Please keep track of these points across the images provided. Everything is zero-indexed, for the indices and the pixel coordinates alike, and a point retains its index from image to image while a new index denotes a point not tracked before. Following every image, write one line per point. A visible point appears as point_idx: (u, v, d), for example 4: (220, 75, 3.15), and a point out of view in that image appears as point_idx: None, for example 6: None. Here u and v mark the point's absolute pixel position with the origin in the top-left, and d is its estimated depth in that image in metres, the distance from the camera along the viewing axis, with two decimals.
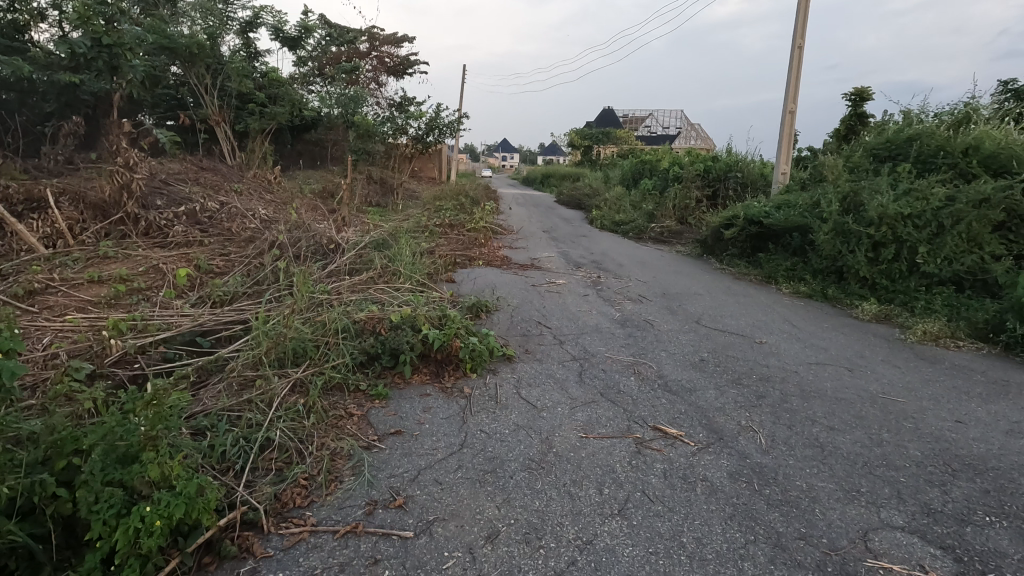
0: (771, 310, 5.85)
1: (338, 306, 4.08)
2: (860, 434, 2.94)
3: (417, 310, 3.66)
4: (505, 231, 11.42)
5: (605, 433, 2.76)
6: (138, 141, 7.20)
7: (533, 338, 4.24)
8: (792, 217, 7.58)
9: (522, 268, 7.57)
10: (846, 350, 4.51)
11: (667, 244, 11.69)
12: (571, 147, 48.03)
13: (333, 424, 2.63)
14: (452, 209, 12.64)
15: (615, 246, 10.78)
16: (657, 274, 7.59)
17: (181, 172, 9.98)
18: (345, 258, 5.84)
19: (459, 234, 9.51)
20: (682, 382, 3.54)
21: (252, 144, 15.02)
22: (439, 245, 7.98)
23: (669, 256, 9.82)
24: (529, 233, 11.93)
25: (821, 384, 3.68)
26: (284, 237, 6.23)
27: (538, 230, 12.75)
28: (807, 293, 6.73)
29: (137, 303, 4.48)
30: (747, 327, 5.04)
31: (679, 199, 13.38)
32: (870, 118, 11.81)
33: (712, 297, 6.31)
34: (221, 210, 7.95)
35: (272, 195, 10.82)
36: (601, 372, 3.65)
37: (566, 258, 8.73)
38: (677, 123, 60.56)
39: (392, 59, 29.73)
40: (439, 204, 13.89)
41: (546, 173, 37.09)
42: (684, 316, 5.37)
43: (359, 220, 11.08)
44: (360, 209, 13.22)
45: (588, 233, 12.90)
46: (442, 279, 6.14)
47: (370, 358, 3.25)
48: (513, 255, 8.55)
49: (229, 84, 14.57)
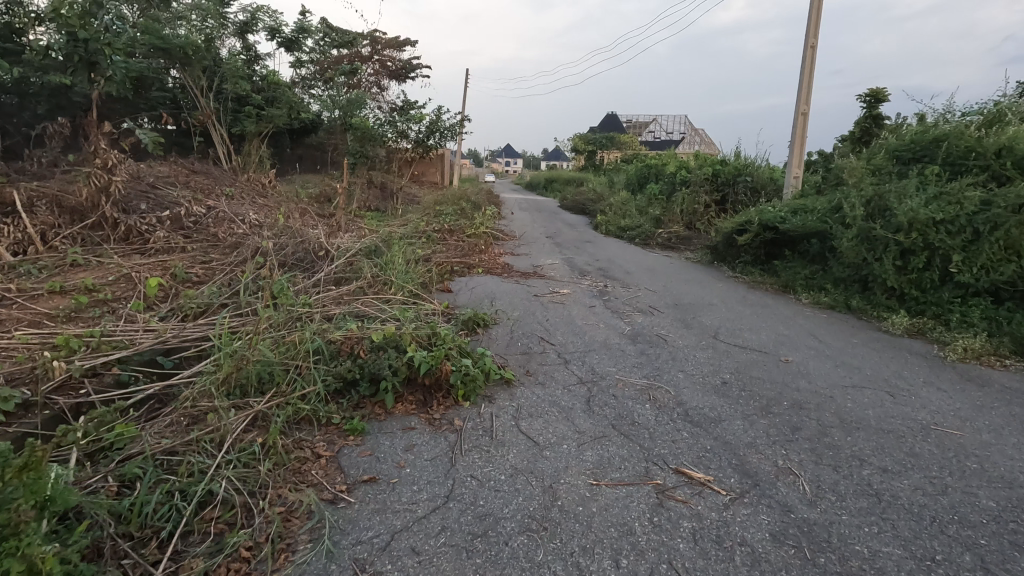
0: (793, 322, 5.40)
1: (318, 322, 3.66)
2: (920, 478, 2.49)
3: (403, 328, 3.23)
4: (507, 236, 11.00)
5: (620, 479, 2.33)
6: (119, 142, 6.81)
7: (535, 357, 3.82)
8: (811, 222, 7.13)
9: (524, 276, 7.16)
10: (883, 370, 4.06)
11: (675, 250, 11.28)
12: (574, 151, 47.72)
13: (294, 470, 2.21)
14: (453, 214, 12.24)
15: (622, 252, 10.37)
16: (667, 283, 7.16)
17: (170, 176, 9.60)
18: (333, 267, 5.43)
19: (459, 240, 9.11)
20: (704, 411, 3.10)
21: (249, 148, 14.69)
22: (436, 252, 7.58)
23: (677, 263, 9.40)
24: (531, 239, 11.54)
25: (863, 412, 3.23)
26: (269, 244, 5.83)
27: (541, 235, 12.37)
28: (828, 304, 6.29)
29: (100, 317, 4.07)
30: (769, 342, 4.60)
31: (686, 204, 12.96)
32: (886, 120, 11.38)
33: (727, 308, 5.87)
34: (207, 215, 7.57)
35: (265, 199, 10.45)
36: (612, 399, 3.21)
37: (570, 264, 8.32)
38: (681, 128, 60.24)
39: (395, 63, 29.61)
40: (440, 209, 13.48)
41: (549, 178, 36.79)
42: (700, 330, 4.93)
43: (356, 226, 10.68)
44: (358, 214, 12.86)
45: (592, 239, 12.46)
46: (438, 288, 5.73)
47: (346, 385, 2.82)
48: (515, 262, 8.12)
49: (226, 86, 14.26)
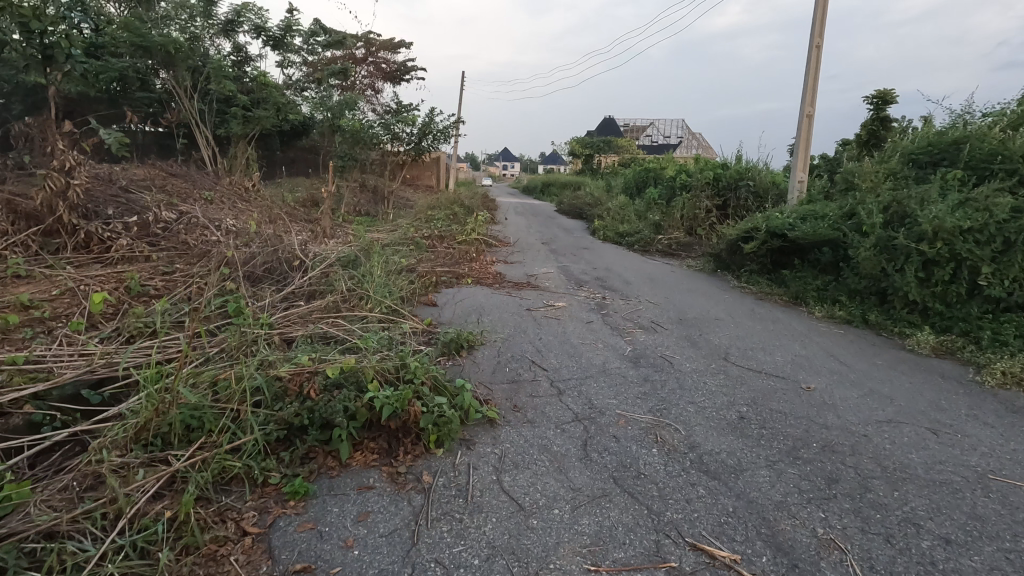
0: (809, 340, 4.94)
1: (273, 350, 3.18)
2: (993, 554, 2.02)
3: (367, 359, 2.75)
4: (500, 243, 10.55)
5: (624, 563, 1.86)
6: (81, 143, 6.33)
7: (524, 386, 3.35)
8: (822, 229, 6.68)
9: (516, 286, 6.71)
10: (917, 399, 3.60)
11: (676, 257, 10.85)
12: (571, 155, 47.35)
13: (207, 559, 1.74)
14: (444, 219, 11.77)
15: (620, 259, 9.93)
16: (669, 294, 6.71)
17: (145, 179, 9.13)
18: (305, 280, 4.96)
19: (449, 247, 8.64)
20: (721, 458, 2.64)
21: (235, 150, 14.23)
22: (423, 261, 7.12)
23: (679, 271, 8.96)
24: (526, 245, 11.10)
25: (905, 457, 2.77)
26: (238, 253, 5.35)
27: (536, 241, 11.94)
28: (844, 319, 5.83)
29: (30, 339, 3.58)
30: (785, 365, 4.13)
31: (686, 209, 12.51)
32: (894, 122, 10.98)
33: (736, 323, 5.42)
34: (178, 221, 7.11)
35: (247, 204, 9.98)
36: (612, 442, 2.74)
37: (565, 273, 7.88)
38: (678, 132, 59.99)
39: (389, 66, 29.22)
40: (432, 213, 13.00)
41: (546, 182, 36.39)
42: (708, 350, 4.47)
43: (342, 232, 10.21)
44: (347, 219, 12.41)
45: (589, 245, 12.00)
46: (421, 302, 5.26)
47: (292, 433, 2.33)
48: (507, 272, 7.65)
49: (210, 86, 13.80)
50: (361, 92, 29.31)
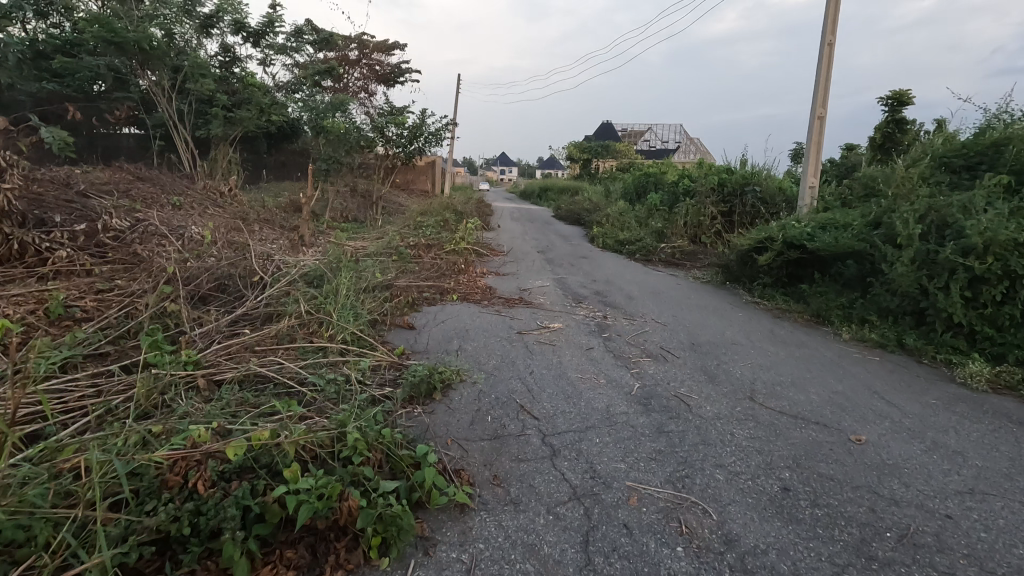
0: (843, 370, 4.28)
1: (186, 411, 2.49)
2: None
3: (293, 425, 2.05)
4: (492, 252, 9.86)
5: None
6: (18, 142, 5.64)
7: (510, 445, 2.66)
8: (846, 240, 6.03)
9: (507, 303, 6.04)
10: (995, 455, 2.92)
11: (680, 267, 10.22)
12: (569, 160, 46.80)
13: None
14: (433, 226, 11.10)
15: (621, 270, 9.29)
16: (676, 312, 6.05)
17: (108, 183, 8.45)
18: (258, 303, 4.28)
19: (436, 257, 7.96)
20: (770, 559, 1.96)
21: (216, 153, 13.57)
22: (404, 275, 6.46)
23: (684, 283, 8.31)
24: (520, 254, 10.45)
25: (1011, 552, 2.09)
26: (185, 269, 4.65)
27: (531, 249, 11.28)
28: (876, 342, 5.17)
29: None
30: (824, 407, 3.46)
31: (689, 215, 11.88)
32: (910, 124, 10.36)
33: (756, 349, 4.75)
34: (133, 229, 6.43)
35: (220, 209, 9.30)
36: (622, 534, 2.06)
37: (562, 287, 7.23)
38: (676, 137, 59.61)
39: (383, 68, 28.72)
40: (421, 220, 12.34)
41: (543, 187, 35.86)
42: (730, 385, 3.80)
43: (322, 241, 9.53)
44: (331, 225, 11.75)
45: (587, 253, 11.34)
46: (396, 324, 4.58)
47: (169, 546, 1.63)
48: (498, 285, 6.97)
49: (189, 85, 13.14)
50: (355, 95, 28.72)
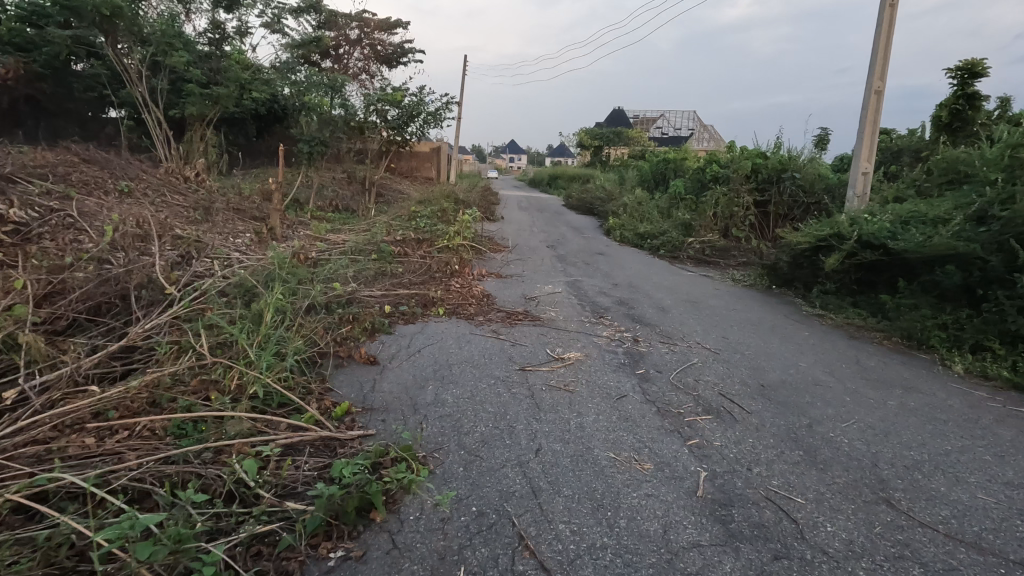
0: (991, 434, 2.96)
1: None
2: None
3: None
4: (494, 248, 8.53)
5: None
6: None
7: None
8: (947, 240, 4.66)
9: (507, 317, 4.74)
10: None
11: (711, 266, 8.88)
12: (580, 147, 45.16)
13: None
14: (428, 217, 9.78)
15: (646, 269, 7.96)
16: (726, 332, 4.71)
17: (43, 165, 7.18)
18: (147, 331, 2.98)
19: (426, 256, 6.64)
20: None
21: (192, 135, 12.29)
22: (379, 283, 5.19)
23: (723, 287, 6.98)
24: (528, 249, 9.15)
25: None
26: (58, 278, 3.34)
27: (540, 244, 9.99)
28: (1006, 381, 3.83)
29: None
30: (1010, 522, 2.16)
31: (720, 205, 10.48)
32: (984, 100, 8.86)
33: (852, 395, 3.42)
34: (42, 221, 5.16)
35: (178, 199, 8.03)
36: None
37: (578, 293, 5.92)
38: (690, 124, 57.71)
39: (385, 48, 27.23)
40: (417, 210, 11.06)
41: (553, 174, 34.37)
42: (843, 470, 2.49)
43: (298, 235, 8.26)
44: (316, 216, 10.52)
45: (604, 248, 9.99)
46: (351, 359, 3.30)
47: None
48: (498, 292, 5.64)
49: (160, 59, 11.84)
50: (355, 76, 27.32)
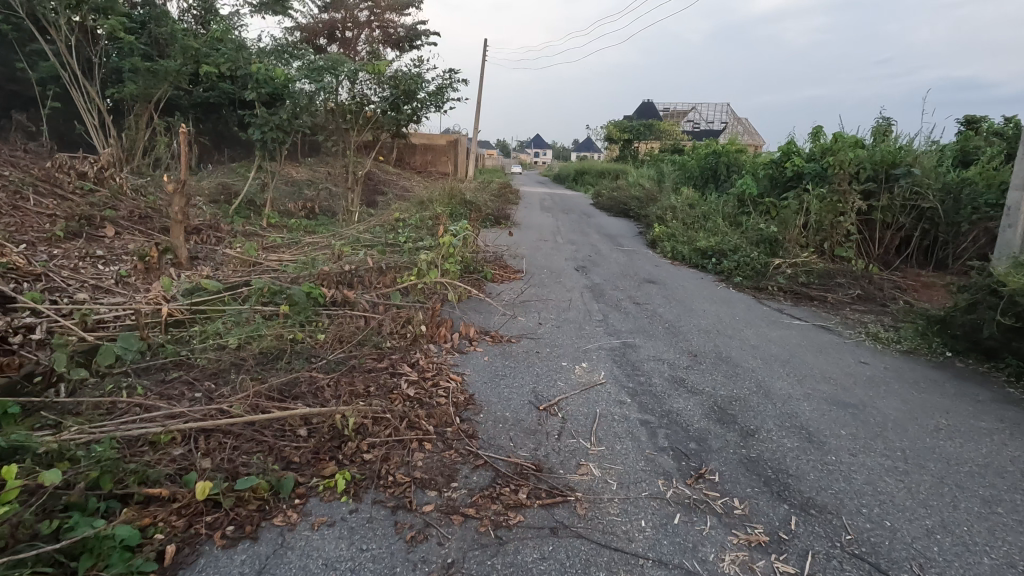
0: None
1: None
2: None
3: None
4: (500, 276, 5.92)
5: None
6: None
7: None
8: None
9: (490, 489, 2.12)
10: None
11: (815, 303, 6.17)
12: (607, 141, 42.25)
13: None
14: (413, 228, 7.25)
15: (727, 312, 5.29)
16: (1004, 539, 2.05)
17: None
18: None
19: (380, 301, 4.06)
20: None
21: (137, 121, 9.96)
22: (249, 394, 2.63)
23: (867, 353, 4.29)
24: (552, 275, 6.56)
25: None
26: None
27: (566, 264, 7.37)
28: None
29: None
30: None
31: (815, 213, 7.66)
32: None
33: None
34: None
35: (47, 206, 5.61)
36: None
37: (635, 385, 3.29)
38: (724, 117, 54.32)
39: (398, 30, 24.75)
40: (405, 215, 8.56)
41: (580, 170, 31.55)
42: None
43: (221, 257, 5.80)
44: (278, 228, 8.16)
45: (652, 270, 7.28)
46: None
47: None
48: (489, 392, 3.02)
49: (93, 25, 9.48)
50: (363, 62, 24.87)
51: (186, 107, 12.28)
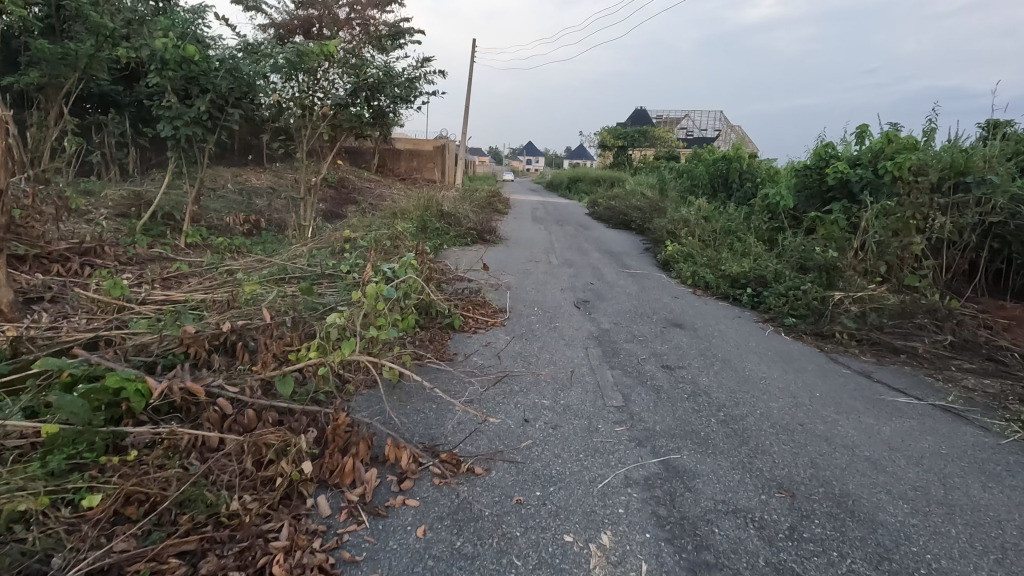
0: None
1: None
2: None
3: None
4: (469, 328, 4.26)
5: None
6: None
7: None
8: None
9: None
10: None
11: (898, 357, 4.58)
12: (600, 148, 40.90)
13: None
14: (363, 252, 5.56)
15: (798, 383, 3.65)
16: None
17: None
18: None
19: (249, 403, 2.37)
20: None
21: (40, 116, 8.20)
22: None
23: None
24: (544, 316, 4.90)
25: None
26: None
27: (563, 298, 5.73)
28: None
29: None
30: None
31: (877, 232, 6.06)
32: None
33: None
34: None
35: None
36: None
37: None
38: (719, 124, 53.21)
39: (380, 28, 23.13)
40: (361, 232, 6.92)
41: (572, 177, 30.07)
42: None
43: (77, 301, 4.10)
44: (199, 251, 6.49)
45: (673, 307, 5.65)
46: None
47: None
48: None
49: None
50: None
51: (118, 102, 10.51)
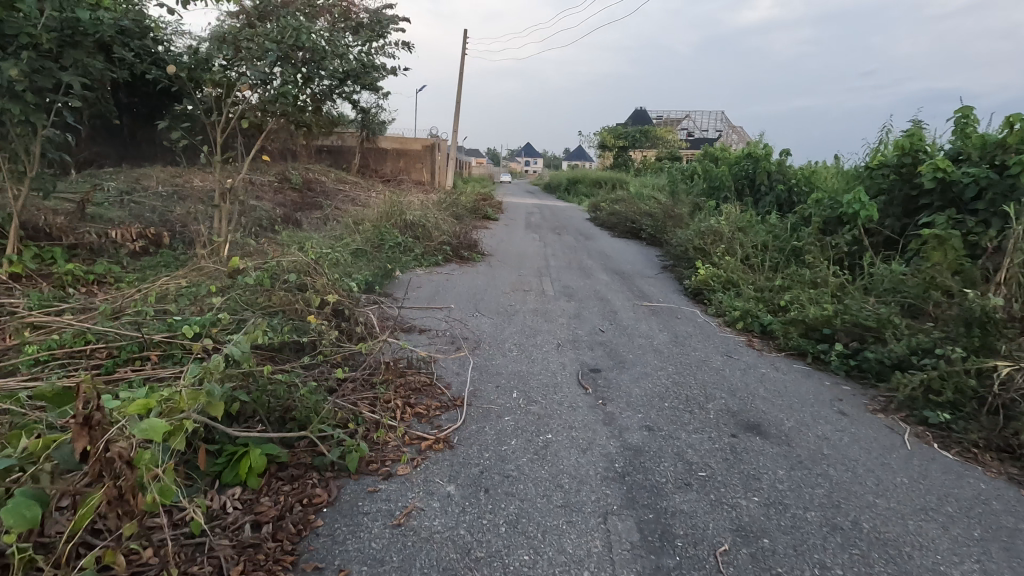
0: None
1: None
2: None
3: None
4: (379, 470, 2.24)
5: None
6: None
7: None
8: None
9: None
10: None
11: None
12: (600, 148, 38.83)
13: None
14: (243, 294, 3.52)
15: None
16: None
17: None
18: None
19: None
20: None
21: None
22: None
23: None
24: (528, 414, 2.87)
25: None
26: None
27: (561, 363, 3.70)
28: None
29: None
30: None
31: None
32: None
33: None
34: None
35: None
36: None
37: None
38: (724, 123, 51.21)
39: None
40: (275, 255, 4.91)
41: (572, 179, 28.05)
42: None
43: None
44: (31, 286, 4.46)
45: (730, 380, 3.64)
46: None
47: None
48: None
49: None
50: None
51: None
